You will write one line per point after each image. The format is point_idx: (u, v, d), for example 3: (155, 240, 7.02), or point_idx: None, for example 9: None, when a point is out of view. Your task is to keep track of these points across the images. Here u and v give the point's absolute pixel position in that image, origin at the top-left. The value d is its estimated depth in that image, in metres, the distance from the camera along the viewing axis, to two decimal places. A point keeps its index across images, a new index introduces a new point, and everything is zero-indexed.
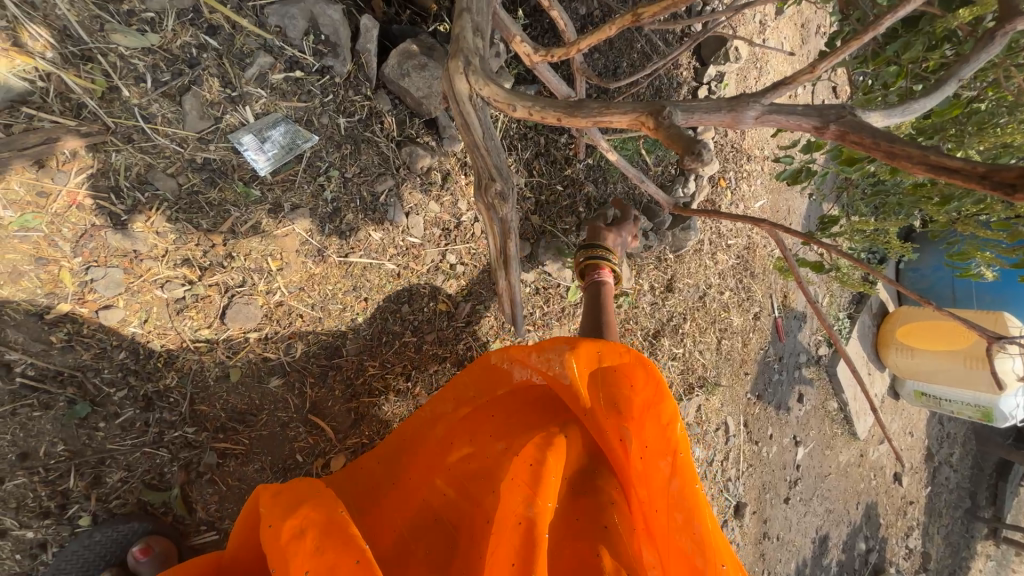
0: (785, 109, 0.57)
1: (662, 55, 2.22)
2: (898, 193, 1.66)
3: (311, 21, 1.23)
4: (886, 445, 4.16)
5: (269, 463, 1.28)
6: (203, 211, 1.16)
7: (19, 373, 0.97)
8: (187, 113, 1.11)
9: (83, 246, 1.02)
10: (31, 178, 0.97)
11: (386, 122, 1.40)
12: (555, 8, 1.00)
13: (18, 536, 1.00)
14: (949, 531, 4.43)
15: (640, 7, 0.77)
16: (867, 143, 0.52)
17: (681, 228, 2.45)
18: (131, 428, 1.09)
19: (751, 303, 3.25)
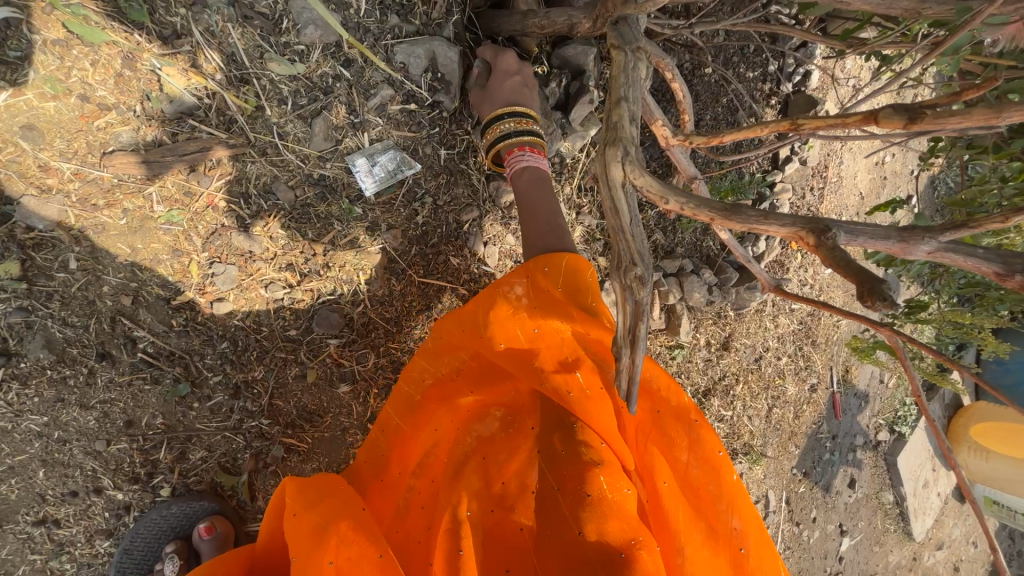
0: (963, 249, 0.50)
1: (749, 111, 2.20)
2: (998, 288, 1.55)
3: (432, 60, 1.31)
4: (943, 551, 3.75)
5: (325, 464, 1.34)
6: (312, 222, 1.25)
7: (140, 350, 1.07)
8: (315, 134, 1.22)
9: (210, 243, 1.13)
10: (183, 180, 1.09)
11: (480, 157, 1.48)
12: (677, 81, 0.96)
13: (111, 496, 1.09)
14: None
15: (800, 116, 0.73)
16: None
17: (747, 287, 2.39)
18: (218, 412, 1.18)
19: (809, 373, 3.08)
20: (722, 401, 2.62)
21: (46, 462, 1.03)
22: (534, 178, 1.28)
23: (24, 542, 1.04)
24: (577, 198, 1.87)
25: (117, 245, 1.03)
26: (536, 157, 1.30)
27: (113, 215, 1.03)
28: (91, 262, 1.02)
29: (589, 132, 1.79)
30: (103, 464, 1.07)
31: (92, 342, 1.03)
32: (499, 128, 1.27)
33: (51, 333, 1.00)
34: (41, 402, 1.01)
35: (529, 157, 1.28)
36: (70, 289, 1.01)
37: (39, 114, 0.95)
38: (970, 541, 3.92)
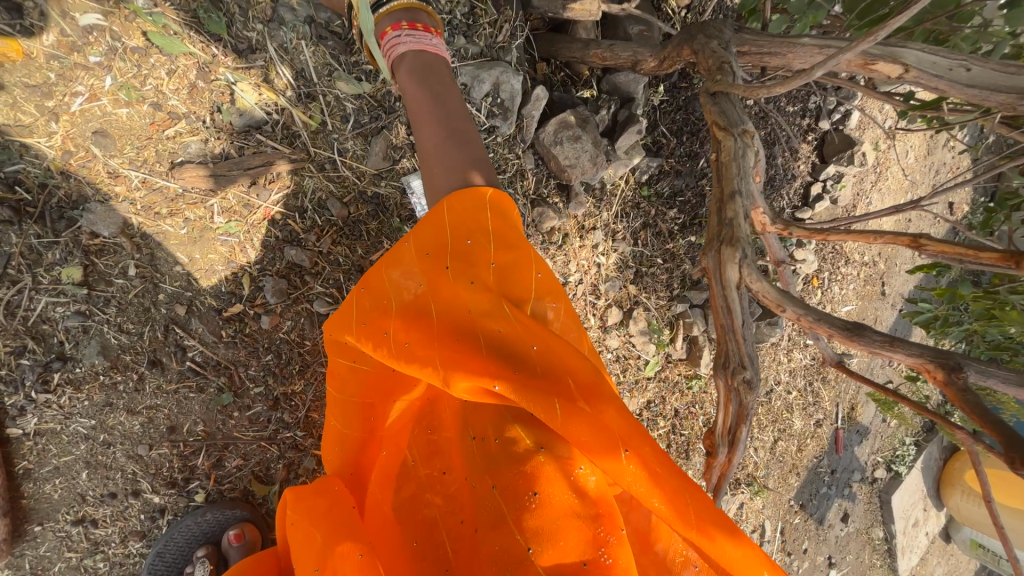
0: None
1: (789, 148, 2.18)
2: None
3: (494, 85, 1.34)
4: None
5: None
6: (362, 239, 1.24)
7: (190, 358, 1.08)
8: (373, 152, 1.19)
9: (264, 255, 1.13)
10: (244, 193, 1.08)
11: (527, 179, 1.54)
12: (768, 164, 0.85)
13: (148, 499, 1.10)
14: None
15: (923, 239, 0.75)
16: None
17: (767, 322, 2.41)
18: (256, 422, 1.19)
19: (815, 408, 3.09)
20: None
21: (90, 464, 1.04)
22: (416, 64, 0.99)
23: (62, 539, 1.05)
24: (615, 223, 1.86)
25: (176, 254, 1.03)
26: (421, 35, 1.00)
27: (175, 225, 1.03)
28: (150, 269, 1.02)
29: (634, 159, 1.76)
30: (143, 467, 1.08)
31: (144, 349, 1.03)
32: (376, 15, 1.02)
33: (106, 338, 1.00)
34: (90, 406, 1.01)
35: (407, 35, 0.99)
36: (127, 295, 1.01)
37: (112, 122, 0.95)
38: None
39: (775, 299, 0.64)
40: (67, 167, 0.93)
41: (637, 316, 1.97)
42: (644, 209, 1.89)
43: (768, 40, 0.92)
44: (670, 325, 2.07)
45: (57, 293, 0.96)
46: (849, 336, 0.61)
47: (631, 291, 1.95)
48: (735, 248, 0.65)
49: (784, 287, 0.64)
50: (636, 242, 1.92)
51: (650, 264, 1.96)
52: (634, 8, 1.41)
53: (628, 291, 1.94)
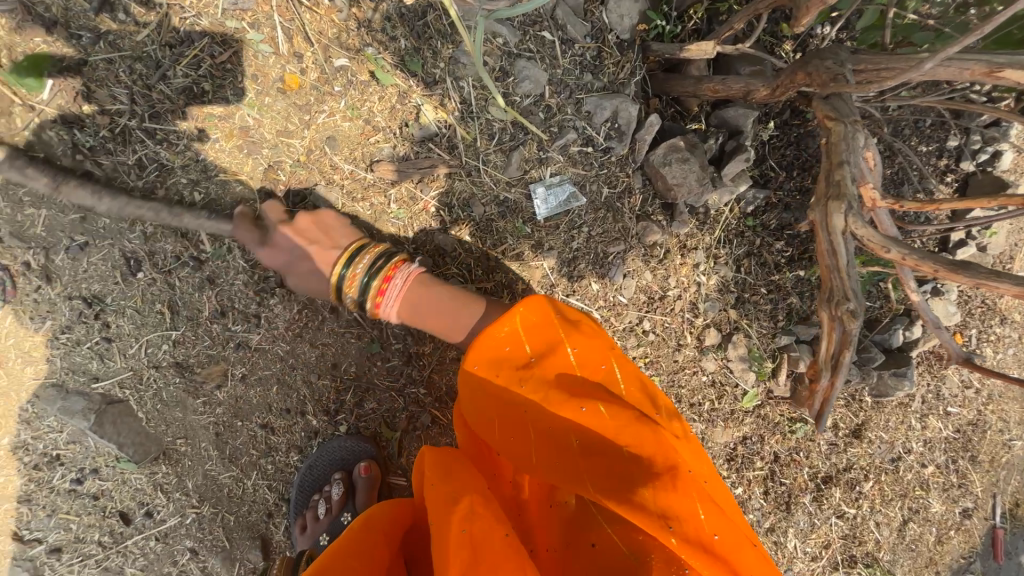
0: None
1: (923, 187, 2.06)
2: None
3: (614, 113, 1.55)
4: None
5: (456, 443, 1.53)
6: (490, 234, 1.50)
7: (357, 311, 1.38)
8: (510, 163, 1.47)
9: (418, 238, 1.43)
10: (412, 187, 1.41)
11: (634, 198, 1.69)
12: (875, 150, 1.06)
13: (309, 420, 1.38)
14: None
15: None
16: None
17: (893, 373, 2.18)
18: (392, 374, 1.44)
19: (963, 494, 2.59)
20: (846, 496, 2.29)
21: (280, 380, 1.34)
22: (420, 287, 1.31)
23: (252, 438, 1.34)
24: (717, 247, 1.91)
25: (362, 230, 1.37)
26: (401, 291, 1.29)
27: (364, 208, 1.37)
28: (343, 238, 1.35)
29: (738, 188, 1.84)
30: (310, 393, 1.37)
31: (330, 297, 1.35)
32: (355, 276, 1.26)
33: None
34: (288, 334, 1.32)
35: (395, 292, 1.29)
36: None
37: (340, 130, 1.33)
38: None
39: (882, 243, 0.92)
40: (308, 160, 1.32)
41: (737, 342, 1.94)
42: (749, 237, 1.92)
43: (887, 57, 1.00)
44: (772, 357, 2.00)
45: None
46: (956, 270, 0.85)
47: (732, 316, 1.95)
48: (843, 204, 0.96)
49: (887, 234, 0.92)
50: (739, 268, 1.94)
51: (753, 291, 1.95)
52: (748, 47, 1.56)
53: (728, 316, 1.94)
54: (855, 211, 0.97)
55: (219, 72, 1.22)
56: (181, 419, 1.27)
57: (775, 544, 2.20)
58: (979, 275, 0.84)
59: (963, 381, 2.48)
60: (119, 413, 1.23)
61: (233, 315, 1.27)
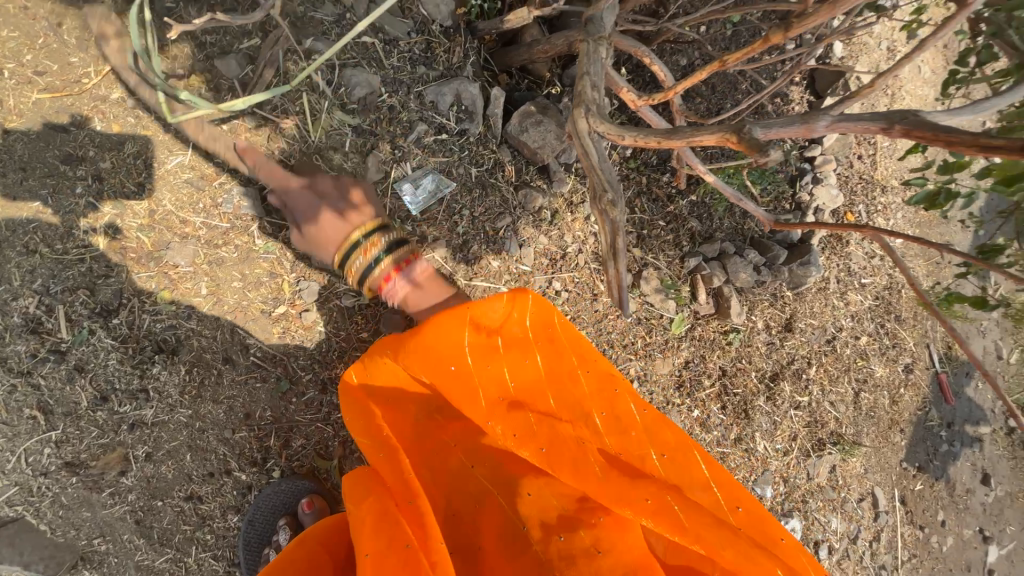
0: (863, 116, 0.66)
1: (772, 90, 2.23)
2: None
3: (456, 96, 1.60)
4: None
5: None
6: (373, 242, 1.51)
7: (253, 354, 1.35)
8: (368, 169, 1.50)
9: (297, 265, 1.42)
10: (275, 218, 1.40)
11: (507, 170, 1.73)
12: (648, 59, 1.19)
13: (237, 477, 1.34)
14: None
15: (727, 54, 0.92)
16: (932, 135, 0.61)
17: (800, 262, 2.32)
18: (311, 406, 1.42)
19: (899, 352, 2.80)
20: (796, 386, 2.43)
21: (191, 447, 1.29)
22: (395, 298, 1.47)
23: (179, 514, 1.29)
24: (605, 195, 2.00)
25: (233, 273, 1.34)
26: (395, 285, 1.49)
27: (229, 251, 1.34)
28: (216, 286, 1.32)
29: None
30: (230, 449, 1.33)
31: (219, 349, 1.31)
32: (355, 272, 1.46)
33: (192, 343, 1.29)
34: (185, 399, 1.28)
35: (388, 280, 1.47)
36: (203, 308, 1.31)
37: (179, 182, 1.30)
38: None
39: (613, 130, 0.88)
40: (152, 221, 1.27)
41: (649, 276, 2.06)
42: (635, 178, 2.07)
43: None
44: (687, 281, 2.15)
45: (154, 313, 1.26)
46: (669, 136, 0.81)
47: (637, 255, 2.08)
48: (579, 106, 0.98)
49: (616, 121, 0.91)
50: (633, 210, 2.10)
51: (653, 227, 2.10)
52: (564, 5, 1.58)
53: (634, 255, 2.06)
54: (594, 111, 0.99)
55: (27, 159, 1.18)
56: (91, 519, 1.23)
57: (746, 451, 2.29)
58: (685, 133, 0.79)
59: (866, 252, 2.69)
60: (17, 532, 1.20)
61: (117, 397, 1.22)
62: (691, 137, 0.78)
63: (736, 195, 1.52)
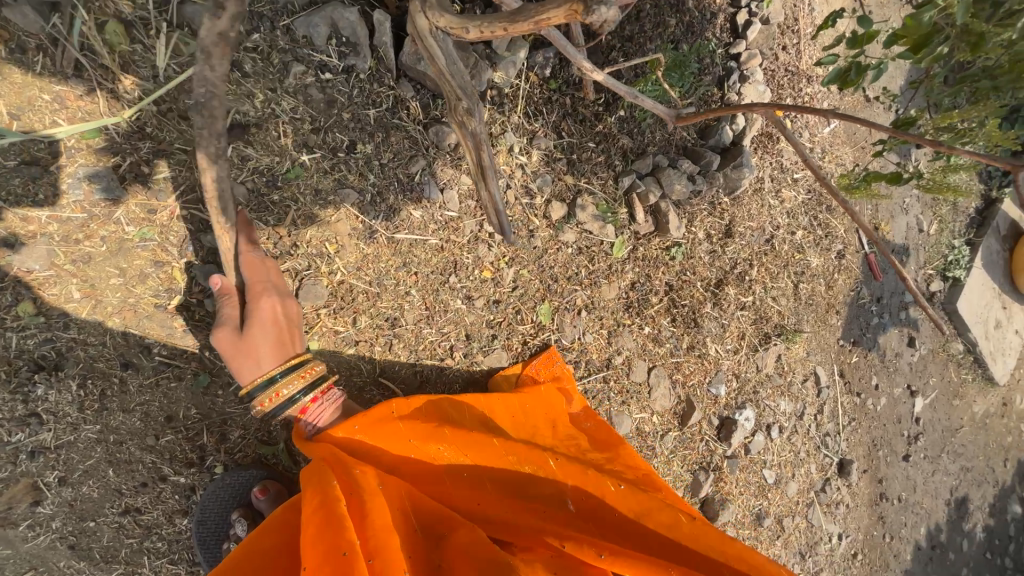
0: None
1: None
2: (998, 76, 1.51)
3: (332, 25, 1.36)
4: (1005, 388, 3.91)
5: None
6: (269, 210, 1.37)
7: (157, 354, 1.22)
8: (244, 128, 1.32)
9: (185, 249, 1.25)
10: (141, 198, 1.21)
11: (412, 108, 1.53)
12: None
13: (175, 481, 1.28)
14: None
15: None
16: None
17: (733, 166, 2.32)
18: (242, 395, 1.33)
19: (831, 240, 2.94)
20: (740, 288, 2.52)
21: (111, 462, 1.21)
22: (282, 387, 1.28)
23: (119, 529, 1.25)
24: (528, 123, 1.89)
25: (108, 269, 1.18)
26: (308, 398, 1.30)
27: (95, 245, 1.17)
28: (91, 288, 1.17)
29: (516, 55, 1.76)
30: (159, 455, 1.25)
31: (114, 355, 1.19)
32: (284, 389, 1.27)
33: (78, 355, 1.16)
34: (88, 415, 1.18)
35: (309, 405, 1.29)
36: (82, 314, 1.16)
37: (7, 172, 1.09)
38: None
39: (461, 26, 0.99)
40: None
41: (584, 203, 1.99)
42: (558, 100, 1.92)
43: None
44: (624, 202, 2.09)
45: (21, 329, 1.12)
46: (516, 21, 0.89)
47: (570, 182, 1.98)
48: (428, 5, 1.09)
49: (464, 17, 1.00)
50: (560, 134, 1.96)
51: (582, 150, 1.99)
52: None
53: (565, 183, 1.97)
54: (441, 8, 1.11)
55: None
56: (15, 554, 1.20)
57: (699, 357, 2.35)
58: (530, 13, 0.86)
59: (797, 147, 2.71)
60: None
61: (5, 428, 1.13)
62: (535, 20, 0.86)
63: (626, 89, 1.48)
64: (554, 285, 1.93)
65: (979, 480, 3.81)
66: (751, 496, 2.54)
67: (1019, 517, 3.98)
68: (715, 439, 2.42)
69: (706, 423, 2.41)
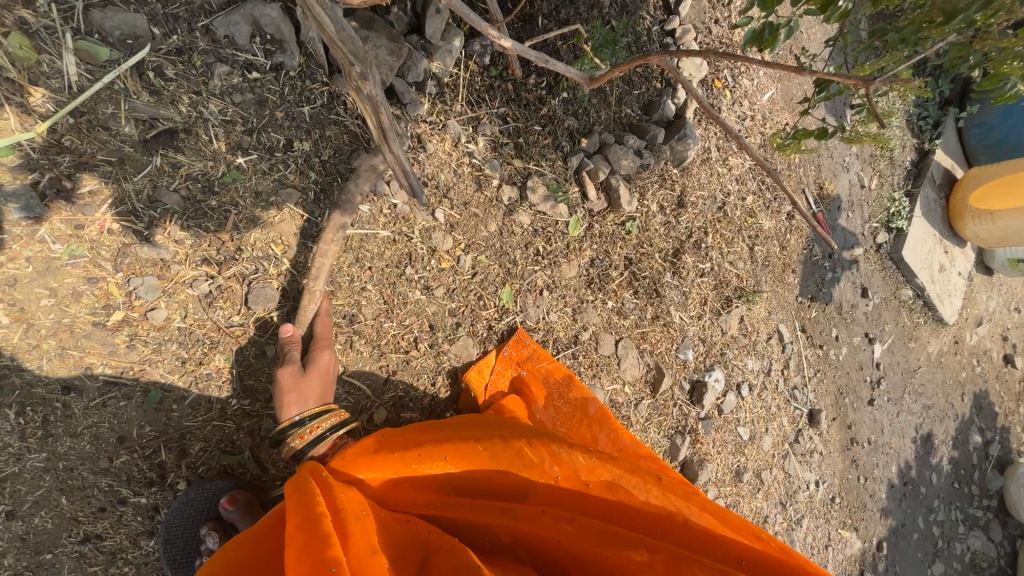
0: None
1: None
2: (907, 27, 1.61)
3: (254, 23, 1.32)
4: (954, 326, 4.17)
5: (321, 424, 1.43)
6: (208, 216, 1.33)
7: (101, 372, 1.19)
8: (171, 134, 1.28)
9: (120, 262, 1.22)
10: (67, 215, 1.17)
11: (349, 102, 1.51)
12: None
13: (136, 502, 1.24)
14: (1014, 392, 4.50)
15: None
16: None
17: (678, 138, 2.40)
18: (199, 406, 1.30)
19: (781, 202, 3.06)
20: (697, 256, 2.60)
21: (64, 489, 1.17)
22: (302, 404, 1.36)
23: (79, 559, 1.20)
24: (472, 110, 1.90)
25: (39, 290, 1.14)
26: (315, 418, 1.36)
27: (21, 266, 1.13)
28: (20, 311, 1.12)
29: (451, 43, 1.77)
30: (115, 477, 1.21)
31: (54, 378, 1.15)
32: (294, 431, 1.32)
33: (14, 381, 1.12)
34: (33, 442, 1.14)
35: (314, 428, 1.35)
36: (14, 338, 1.12)
37: None
38: (972, 309, 4.33)
39: None
40: None
41: (535, 185, 2.01)
42: (499, 86, 1.94)
43: None
44: (576, 182, 2.14)
45: None
46: None
47: (519, 166, 2.00)
48: None
49: None
50: (505, 119, 1.97)
51: (528, 134, 2.01)
52: None
53: (515, 167, 1.99)
54: None
55: None
56: None
57: (665, 326, 2.42)
58: None
59: (739, 115, 2.81)
60: None
61: None
62: None
63: (536, 54, 1.53)
64: (514, 268, 1.95)
65: (940, 416, 4.04)
66: (728, 454, 2.64)
67: (980, 446, 4.25)
68: (687, 402, 2.50)
69: (677, 389, 2.48)
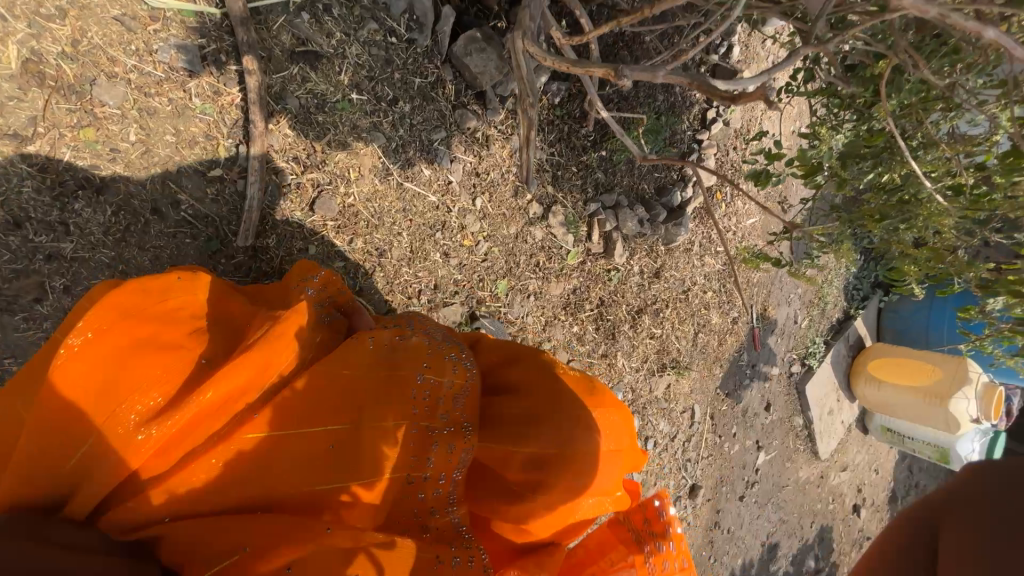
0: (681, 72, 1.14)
1: (684, 78, 2.89)
2: (861, 211, 2.16)
3: (409, 5, 1.69)
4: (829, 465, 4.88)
5: None
6: (313, 126, 1.60)
7: (184, 211, 1.42)
8: (313, 55, 1.56)
9: (234, 132, 1.46)
10: (214, 80, 1.41)
11: (447, 88, 1.87)
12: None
13: None
14: (853, 537, 5.26)
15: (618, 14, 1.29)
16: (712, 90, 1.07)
17: (674, 223, 2.90)
18: (241, 269, 1.55)
19: (731, 307, 3.64)
20: (653, 320, 3.06)
21: None
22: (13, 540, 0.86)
23: None
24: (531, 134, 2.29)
25: (166, 126, 1.37)
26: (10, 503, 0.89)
27: (162, 103, 1.35)
28: (145, 136, 1.34)
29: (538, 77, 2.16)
30: None
31: (148, 198, 1.38)
32: None
33: (118, 186, 1.34)
34: (109, 240, 1.34)
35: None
36: (131, 155, 1.34)
37: (107, 17, 1.26)
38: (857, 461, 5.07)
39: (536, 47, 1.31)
40: (77, 52, 1.24)
41: (556, 212, 2.41)
42: (558, 124, 2.35)
43: None
44: (586, 223, 2.55)
45: (74, 148, 1.28)
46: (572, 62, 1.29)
47: (550, 192, 2.40)
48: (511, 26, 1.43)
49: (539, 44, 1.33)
50: (553, 151, 2.38)
51: (566, 170, 2.42)
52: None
53: (547, 191, 2.38)
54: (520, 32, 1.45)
55: None
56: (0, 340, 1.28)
57: (610, 366, 2.85)
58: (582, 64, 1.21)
59: (724, 226, 3.39)
60: None
61: (33, 226, 1.26)
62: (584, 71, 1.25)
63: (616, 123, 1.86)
64: (515, 268, 2.29)
65: (791, 534, 4.68)
66: None
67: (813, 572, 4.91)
68: None
69: None
